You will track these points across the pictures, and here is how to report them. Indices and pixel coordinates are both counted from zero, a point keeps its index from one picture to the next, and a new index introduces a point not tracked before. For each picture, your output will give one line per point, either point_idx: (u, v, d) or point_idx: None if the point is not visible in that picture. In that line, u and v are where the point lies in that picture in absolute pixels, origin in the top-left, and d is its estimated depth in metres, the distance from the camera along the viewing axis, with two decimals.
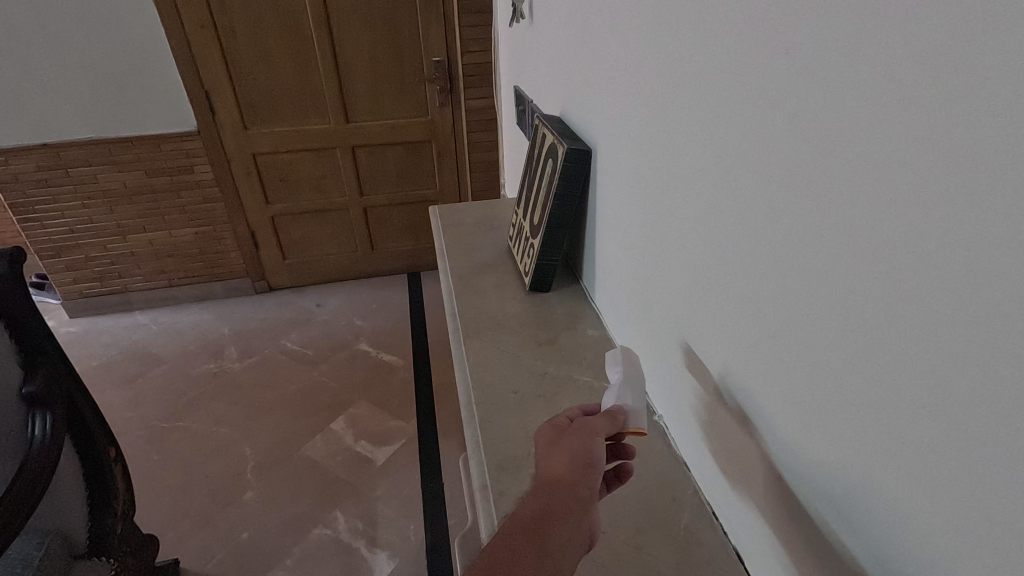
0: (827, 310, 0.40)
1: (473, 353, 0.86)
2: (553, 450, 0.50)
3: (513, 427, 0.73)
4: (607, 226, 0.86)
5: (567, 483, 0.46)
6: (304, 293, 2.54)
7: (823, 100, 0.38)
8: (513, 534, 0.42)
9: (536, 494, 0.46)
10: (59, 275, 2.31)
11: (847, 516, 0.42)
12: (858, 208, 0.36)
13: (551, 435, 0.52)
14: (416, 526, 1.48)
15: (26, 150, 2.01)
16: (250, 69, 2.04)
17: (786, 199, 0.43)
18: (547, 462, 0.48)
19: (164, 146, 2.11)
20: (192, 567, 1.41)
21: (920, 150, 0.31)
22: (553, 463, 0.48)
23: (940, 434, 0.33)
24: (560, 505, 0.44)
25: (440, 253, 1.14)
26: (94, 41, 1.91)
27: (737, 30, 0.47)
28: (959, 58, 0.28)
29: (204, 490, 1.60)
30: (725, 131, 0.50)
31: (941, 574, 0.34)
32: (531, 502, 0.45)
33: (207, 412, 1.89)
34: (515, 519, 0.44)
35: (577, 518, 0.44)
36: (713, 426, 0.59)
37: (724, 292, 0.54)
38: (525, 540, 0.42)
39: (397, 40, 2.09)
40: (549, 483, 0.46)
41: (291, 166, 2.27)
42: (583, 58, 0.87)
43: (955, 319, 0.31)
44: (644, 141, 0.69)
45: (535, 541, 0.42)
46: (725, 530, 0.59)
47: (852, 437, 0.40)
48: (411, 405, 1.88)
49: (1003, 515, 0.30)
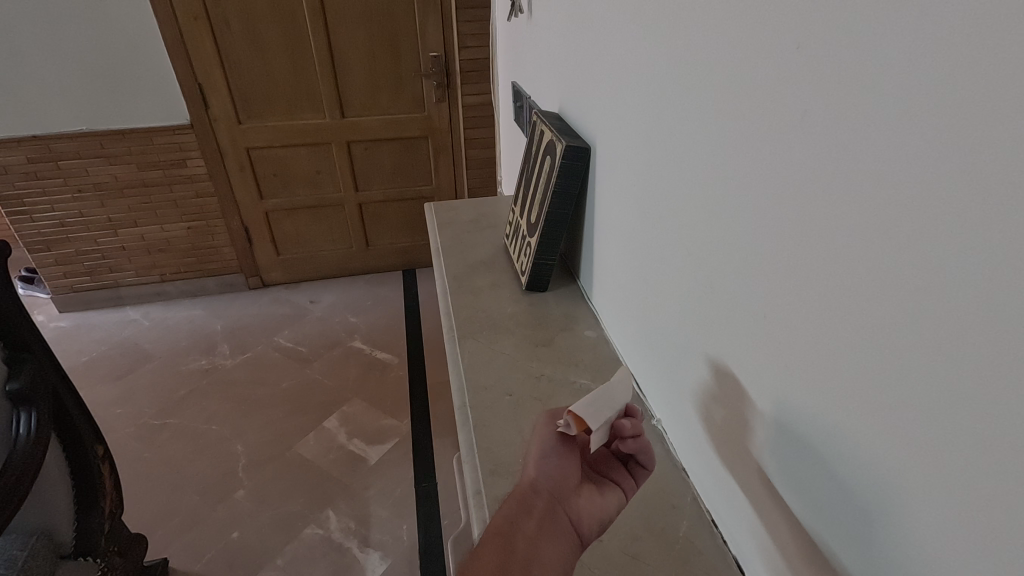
0: (830, 319, 0.39)
1: (468, 353, 0.85)
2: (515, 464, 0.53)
3: (508, 429, 0.71)
4: (605, 225, 0.84)
5: (529, 487, 0.49)
6: (299, 289, 2.52)
7: (830, 91, 0.36)
8: (480, 548, 0.45)
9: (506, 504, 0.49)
10: (49, 269, 2.27)
11: (849, 525, 0.40)
12: (863, 207, 0.35)
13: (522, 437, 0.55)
14: (409, 525, 1.47)
15: (15, 141, 1.98)
16: (244, 61, 2.01)
17: (789, 199, 0.41)
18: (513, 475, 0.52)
19: (155, 139, 2.08)
20: (181, 566, 1.39)
21: (928, 147, 0.30)
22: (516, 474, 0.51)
23: (948, 445, 0.31)
24: (523, 510, 0.48)
25: (436, 252, 1.13)
26: (87, 31, 1.88)
27: (739, 22, 0.45)
28: (973, 63, 0.27)
29: (194, 489, 1.58)
30: (726, 130, 0.49)
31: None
32: (498, 515, 0.48)
33: (198, 409, 1.86)
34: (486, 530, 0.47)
35: (541, 517, 0.47)
36: (713, 432, 0.58)
37: (724, 292, 0.52)
38: (489, 551, 0.45)
39: (394, 34, 2.07)
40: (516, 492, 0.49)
41: (285, 161, 2.25)
42: (583, 56, 0.86)
43: (965, 326, 0.29)
44: (643, 139, 0.67)
45: (501, 550, 0.44)
46: (725, 539, 0.58)
47: (848, 438, 0.39)
48: (404, 404, 1.86)
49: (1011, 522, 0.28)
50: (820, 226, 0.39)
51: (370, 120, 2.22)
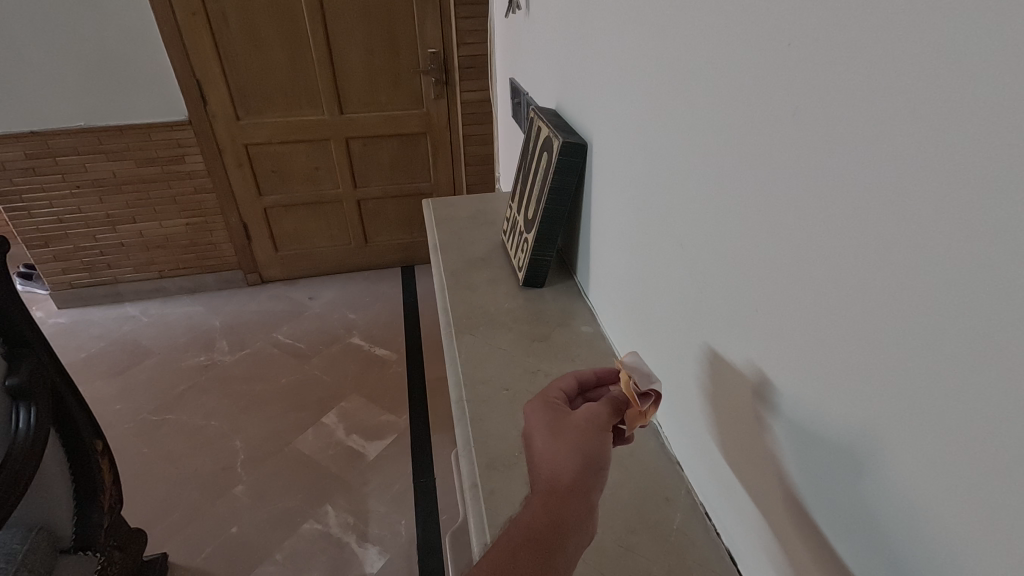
0: (823, 315, 0.39)
1: (465, 348, 0.85)
2: (556, 444, 0.46)
3: (504, 424, 0.72)
4: (602, 221, 0.84)
5: (579, 492, 0.43)
6: (297, 285, 2.52)
7: (823, 91, 0.37)
8: (519, 543, 0.40)
9: (540, 501, 0.43)
10: (49, 265, 2.28)
11: (846, 524, 0.40)
12: (855, 199, 0.35)
13: (550, 421, 0.48)
14: (408, 521, 1.47)
15: (14, 138, 1.98)
16: (242, 57, 2.01)
17: (784, 192, 0.42)
18: (553, 461, 0.45)
19: (153, 135, 2.08)
20: (180, 561, 1.40)
21: (921, 140, 0.30)
22: (563, 467, 0.44)
23: (942, 437, 0.31)
24: (571, 515, 0.42)
25: (434, 248, 1.13)
26: (86, 27, 1.88)
27: (735, 19, 0.45)
28: (968, 62, 0.27)
29: (193, 485, 1.59)
30: (723, 126, 0.49)
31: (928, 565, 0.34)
32: (541, 511, 0.42)
33: (196, 405, 1.87)
34: (517, 529, 0.41)
35: (586, 528, 0.42)
36: (711, 432, 0.58)
37: (718, 286, 0.53)
38: (530, 550, 0.40)
39: (393, 30, 2.07)
40: (557, 490, 0.43)
41: (283, 157, 2.25)
42: (579, 53, 0.86)
43: (957, 321, 0.30)
44: (638, 136, 0.67)
45: (542, 553, 0.40)
46: (718, 531, 0.58)
47: (843, 430, 0.39)
48: (402, 400, 1.87)
49: (1010, 521, 0.28)
50: (814, 224, 0.39)
51: (368, 117, 2.22)
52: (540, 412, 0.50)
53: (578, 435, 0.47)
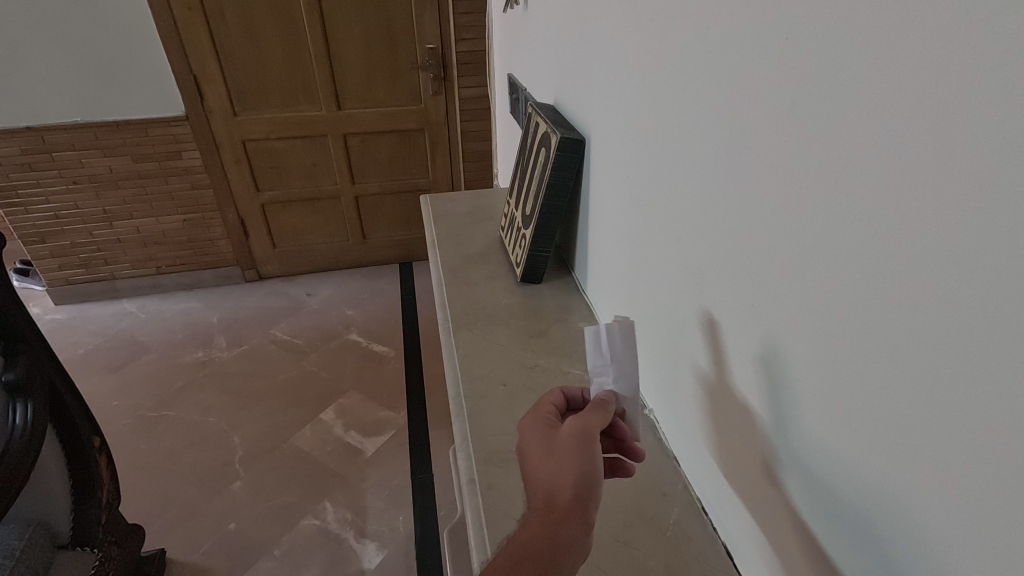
0: (819, 311, 0.39)
1: (462, 344, 0.85)
2: (549, 462, 0.46)
3: (502, 419, 0.72)
4: (599, 216, 0.84)
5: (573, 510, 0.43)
6: (295, 282, 2.51)
7: (820, 89, 0.37)
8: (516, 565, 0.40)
9: (538, 520, 0.43)
10: (45, 261, 2.27)
11: (842, 522, 0.40)
12: (852, 190, 0.35)
13: (540, 440, 0.48)
14: (406, 517, 1.47)
15: (10, 133, 1.97)
16: (240, 52, 2.00)
17: (783, 185, 0.41)
18: (546, 479, 0.45)
19: (150, 131, 2.07)
20: (179, 557, 1.40)
21: (917, 130, 0.30)
22: (556, 486, 0.44)
23: (939, 435, 0.31)
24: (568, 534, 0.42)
25: (432, 244, 1.13)
26: (81, 22, 1.87)
27: (732, 16, 0.46)
28: (968, 63, 0.27)
29: (191, 481, 1.59)
30: (723, 120, 0.48)
31: (923, 561, 0.34)
32: (536, 529, 0.42)
33: (194, 402, 1.87)
34: (515, 548, 0.42)
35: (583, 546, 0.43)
36: (708, 429, 0.58)
37: (715, 281, 0.53)
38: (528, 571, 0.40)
39: (391, 26, 2.06)
40: (553, 510, 0.43)
41: (281, 153, 2.24)
42: (578, 48, 0.86)
43: (952, 317, 0.30)
44: (637, 130, 0.67)
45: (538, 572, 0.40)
46: (715, 526, 0.58)
47: (839, 425, 0.39)
48: (401, 396, 1.87)
49: (1002, 519, 0.28)
50: (810, 221, 0.39)
51: (366, 113, 2.22)
52: (532, 430, 0.50)
53: (572, 451, 0.46)
